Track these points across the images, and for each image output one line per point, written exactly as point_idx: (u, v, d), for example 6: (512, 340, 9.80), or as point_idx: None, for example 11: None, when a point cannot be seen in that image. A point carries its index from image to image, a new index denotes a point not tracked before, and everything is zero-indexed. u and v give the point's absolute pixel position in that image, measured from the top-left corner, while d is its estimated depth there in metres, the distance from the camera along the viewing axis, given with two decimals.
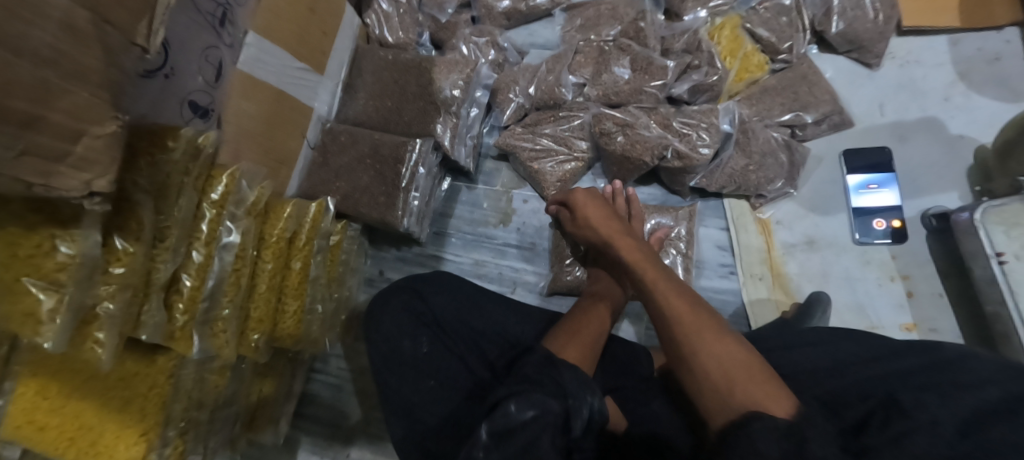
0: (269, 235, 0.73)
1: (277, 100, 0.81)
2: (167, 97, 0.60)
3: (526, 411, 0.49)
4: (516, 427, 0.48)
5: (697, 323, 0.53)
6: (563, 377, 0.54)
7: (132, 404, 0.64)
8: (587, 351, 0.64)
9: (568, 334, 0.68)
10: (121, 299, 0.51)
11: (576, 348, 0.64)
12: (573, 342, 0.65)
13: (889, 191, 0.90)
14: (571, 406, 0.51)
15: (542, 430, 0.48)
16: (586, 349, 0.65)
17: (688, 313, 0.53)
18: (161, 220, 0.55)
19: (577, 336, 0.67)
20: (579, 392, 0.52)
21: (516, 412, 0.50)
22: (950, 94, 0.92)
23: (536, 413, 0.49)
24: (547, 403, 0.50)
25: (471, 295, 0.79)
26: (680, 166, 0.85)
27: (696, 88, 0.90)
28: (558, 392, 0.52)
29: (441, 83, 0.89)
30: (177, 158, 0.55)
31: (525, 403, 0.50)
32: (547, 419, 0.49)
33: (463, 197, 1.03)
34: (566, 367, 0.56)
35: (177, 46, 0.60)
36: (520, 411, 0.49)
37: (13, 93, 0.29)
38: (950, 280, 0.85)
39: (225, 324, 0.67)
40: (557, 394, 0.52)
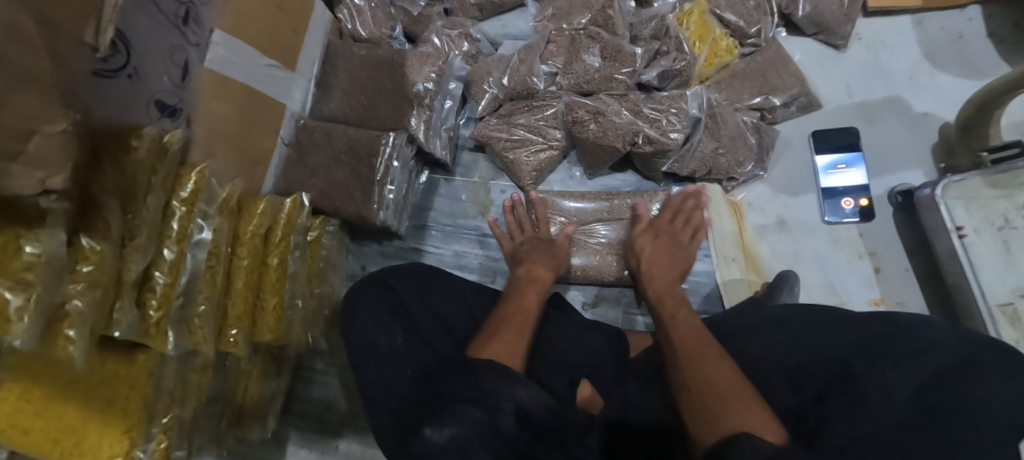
0: (244, 231, 0.74)
1: (247, 98, 0.82)
2: (134, 99, 0.60)
3: (442, 429, 0.54)
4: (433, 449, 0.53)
5: (721, 380, 0.54)
6: (480, 377, 0.58)
7: (114, 404, 0.65)
8: (520, 331, 0.68)
9: (487, 336, 0.66)
10: (90, 297, 0.52)
11: (506, 345, 0.64)
12: (497, 340, 0.64)
13: (856, 170, 0.92)
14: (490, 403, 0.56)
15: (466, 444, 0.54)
16: (515, 344, 0.65)
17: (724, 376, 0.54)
18: (129, 218, 0.56)
19: (502, 332, 0.66)
20: (495, 390, 0.57)
21: (432, 434, 0.54)
22: (915, 73, 0.94)
23: (453, 432, 0.54)
24: (464, 415, 0.55)
25: (436, 283, 0.83)
26: (651, 150, 0.87)
27: (666, 73, 0.92)
28: (476, 396, 0.56)
29: (414, 76, 0.90)
30: (142, 157, 0.56)
31: (442, 423, 0.54)
32: (472, 436, 0.54)
33: (441, 190, 1.04)
34: (482, 365, 0.59)
35: (141, 44, 0.60)
36: (436, 432, 0.54)
37: None
38: (916, 256, 0.88)
39: (202, 321, 0.68)
40: (471, 399, 0.56)
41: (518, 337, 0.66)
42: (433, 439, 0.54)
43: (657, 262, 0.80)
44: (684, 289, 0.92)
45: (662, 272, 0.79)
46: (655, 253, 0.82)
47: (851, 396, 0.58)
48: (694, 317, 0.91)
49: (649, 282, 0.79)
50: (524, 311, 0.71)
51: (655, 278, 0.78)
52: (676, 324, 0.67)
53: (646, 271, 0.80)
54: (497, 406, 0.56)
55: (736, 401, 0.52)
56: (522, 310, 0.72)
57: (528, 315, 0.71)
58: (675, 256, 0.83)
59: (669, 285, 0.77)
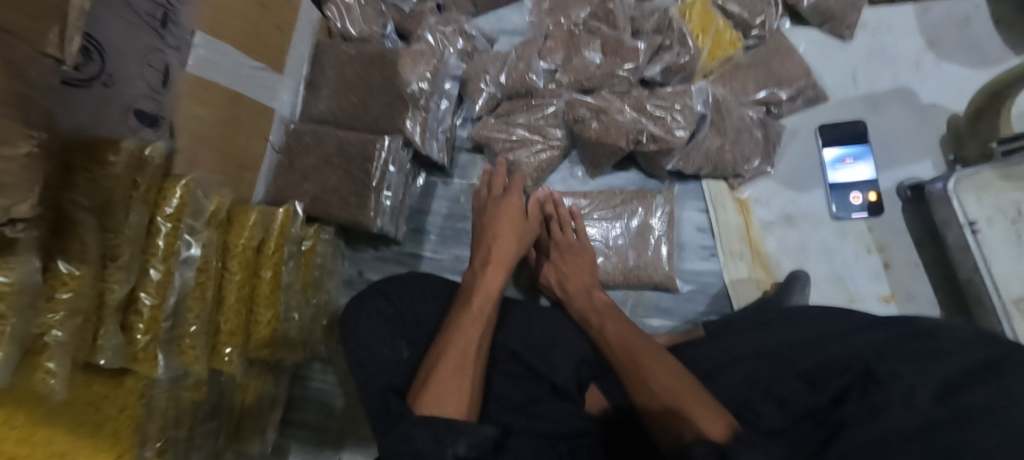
0: (235, 244, 0.70)
1: (232, 103, 0.78)
2: (109, 107, 0.56)
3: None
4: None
5: (676, 385, 0.56)
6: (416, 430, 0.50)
7: (104, 428, 0.59)
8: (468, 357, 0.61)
9: (425, 377, 0.59)
10: (70, 325, 0.49)
11: (441, 389, 0.56)
12: (439, 382, 0.57)
13: (865, 164, 0.90)
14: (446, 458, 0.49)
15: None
16: (457, 369, 0.59)
17: (681, 385, 0.55)
18: (110, 237, 0.53)
19: (444, 366, 0.59)
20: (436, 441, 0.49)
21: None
22: (922, 62, 0.92)
23: None
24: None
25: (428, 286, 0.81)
26: (655, 149, 0.84)
27: (669, 69, 0.89)
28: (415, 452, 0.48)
29: (407, 76, 0.86)
30: (119, 172, 0.53)
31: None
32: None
33: (439, 192, 1.01)
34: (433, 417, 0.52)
35: (113, 47, 0.56)
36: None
37: None
38: (925, 249, 0.86)
39: (194, 340, 0.66)
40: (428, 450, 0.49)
41: (462, 373, 0.59)
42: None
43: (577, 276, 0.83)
44: (690, 289, 0.90)
45: (579, 289, 0.82)
46: (560, 270, 0.85)
47: (870, 398, 0.54)
48: (702, 318, 0.89)
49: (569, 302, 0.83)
50: (463, 337, 0.63)
51: (576, 295, 0.82)
52: (619, 334, 0.70)
53: (565, 292, 0.84)
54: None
55: (691, 404, 0.52)
56: (465, 337, 0.64)
57: (467, 342, 0.63)
58: (578, 258, 0.86)
59: (589, 299, 0.81)
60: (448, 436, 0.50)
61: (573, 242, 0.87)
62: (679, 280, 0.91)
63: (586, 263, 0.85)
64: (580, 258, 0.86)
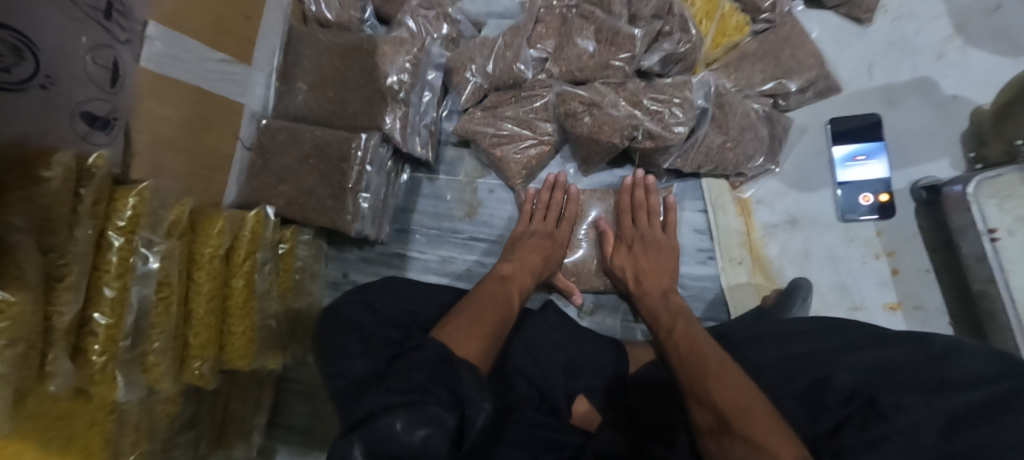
0: (201, 254, 0.67)
1: (197, 99, 0.73)
2: (51, 113, 0.52)
3: (418, 430, 0.44)
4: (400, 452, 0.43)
5: (742, 398, 0.54)
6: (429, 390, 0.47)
7: (73, 444, 0.58)
8: (495, 324, 0.64)
9: (444, 328, 0.60)
10: (10, 355, 0.46)
11: (464, 336, 0.58)
12: (461, 334, 0.59)
13: (878, 162, 0.83)
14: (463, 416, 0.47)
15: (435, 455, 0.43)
16: (484, 341, 0.60)
17: (752, 404, 0.53)
18: (53, 258, 0.49)
19: (470, 328, 0.61)
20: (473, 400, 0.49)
21: (402, 431, 0.43)
22: (946, 50, 0.84)
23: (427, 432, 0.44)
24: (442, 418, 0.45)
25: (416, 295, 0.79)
26: (652, 146, 0.79)
27: (668, 58, 0.82)
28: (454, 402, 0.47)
29: (386, 67, 0.80)
30: (57, 188, 0.48)
31: (415, 419, 0.44)
32: (438, 444, 0.44)
33: (425, 189, 0.96)
34: (464, 368, 0.52)
35: (51, 45, 0.51)
36: (409, 431, 0.43)
37: None
38: (937, 255, 0.80)
39: (159, 357, 0.62)
40: (452, 404, 0.47)
41: (483, 335, 0.61)
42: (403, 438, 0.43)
43: (651, 272, 0.79)
44: (687, 296, 0.86)
45: (657, 286, 0.78)
46: (641, 265, 0.81)
47: (869, 430, 0.52)
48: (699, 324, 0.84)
49: (641, 297, 0.78)
50: (489, 308, 0.66)
51: (650, 291, 0.77)
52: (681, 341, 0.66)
53: (639, 286, 0.79)
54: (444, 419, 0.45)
55: (761, 424, 0.51)
56: (491, 308, 0.67)
57: (498, 313, 0.66)
58: (661, 256, 0.82)
59: (665, 300, 0.75)
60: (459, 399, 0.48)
61: (660, 239, 0.83)
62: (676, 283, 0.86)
63: (670, 262, 0.81)
64: (663, 256, 0.82)
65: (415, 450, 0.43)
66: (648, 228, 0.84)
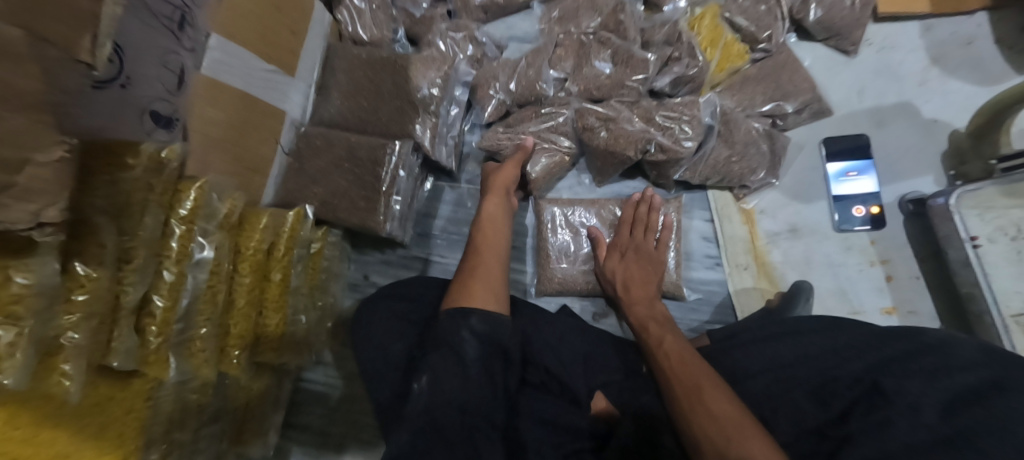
0: (246, 247, 0.71)
1: (245, 105, 0.78)
2: (127, 109, 0.56)
3: (445, 349, 0.64)
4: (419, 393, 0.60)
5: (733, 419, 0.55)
6: (440, 327, 0.67)
7: (108, 430, 0.60)
8: (492, 256, 0.79)
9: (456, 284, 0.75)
10: (85, 328, 0.49)
11: (468, 290, 0.72)
12: (462, 282, 0.74)
13: (868, 177, 0.91)
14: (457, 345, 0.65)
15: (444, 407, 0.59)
16: (491, 289, 0.73)
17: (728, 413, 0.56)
18: (125, 240, 0.53)
19: (468, 274, 0.76)
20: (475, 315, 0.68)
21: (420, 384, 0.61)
22: (926, 78, 0.93)
23: (446, 356, 0.64)
24: (474, 330, 0.67)
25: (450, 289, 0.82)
26: (664, 159, 0.85)
27: (678, 80, 0.90)
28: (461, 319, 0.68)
29: (418, 81, 0.87)
30: (138, 175, 0.53)
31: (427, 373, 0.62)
32: (444, 384, 0.61)
33: (447, 197, 1.01)
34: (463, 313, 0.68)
35: (133, 50, 0.56)
36: (437, 358, 0.63)
37: None
38: (927, 263, 0.87)
39: (203, 343, 0.65)
40: (447, 351, 0.64)
41: (483, 274, 0.75)
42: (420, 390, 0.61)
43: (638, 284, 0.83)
44: (698, 299, 0.91)
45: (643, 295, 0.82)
46: (631, 272, 0.85)
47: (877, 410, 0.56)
48: (707, 327, 0.90)
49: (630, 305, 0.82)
50: (483, 247, 0.80)
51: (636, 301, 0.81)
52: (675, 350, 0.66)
53: (626, 294, 0.83)
54: (462, 339, 0.66)
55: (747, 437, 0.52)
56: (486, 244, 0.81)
57: (493, 241, 0.81)
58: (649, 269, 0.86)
59: (651, 311, 0.79)
60: (466, 317, 0.68)
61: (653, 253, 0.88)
62: (687, 289, 0.91)
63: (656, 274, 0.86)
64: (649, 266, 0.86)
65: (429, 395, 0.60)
66: (643, 240, 0.88)
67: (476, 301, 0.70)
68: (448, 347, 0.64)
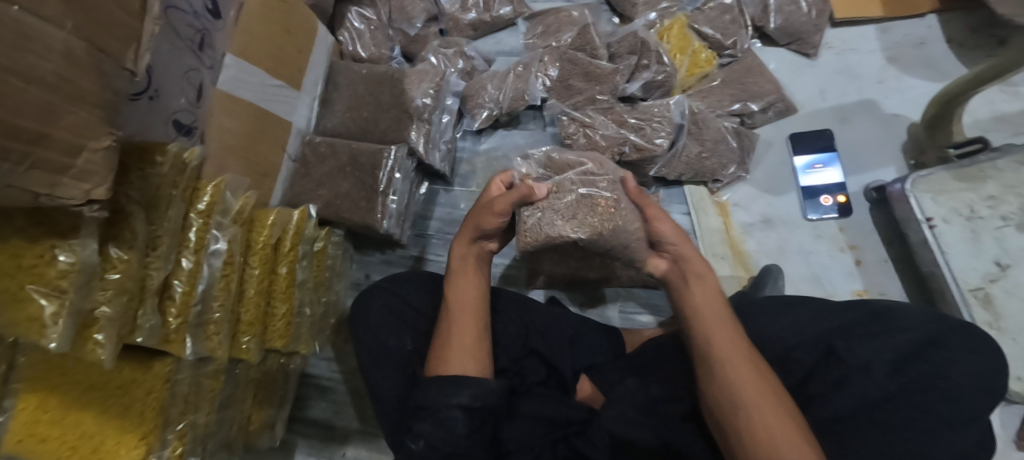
0: (256, 241, 0.78)
1: (257, 116, 0.86)
2: (154, 117, 0.64)
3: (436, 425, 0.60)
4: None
5: (771, 416, 0.51)
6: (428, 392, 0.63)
7: (132, 410, 0.69)
8: (478, 315, 0.70)
9: (444, 343, 0.68)
10: (117, 303, 0.56)
11: (459, 354, 0.66)
12: (450, 348, 0.67)
13: (834, 169, 0.97)
14: (444, 412, 0.61)
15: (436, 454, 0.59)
16: (473, 339, 0.68)
17: (771, 416, 0.51)
18: (152, 229, 0.60)
19: (452, 337, 0.68)
20: (463, 384, 0.62)
21: (411, 447, 0.61)
22: (884, 77, 1.00)
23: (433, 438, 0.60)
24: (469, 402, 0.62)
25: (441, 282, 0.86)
26: (638, 157, 0.92)
27: (648, 85, 0.98)
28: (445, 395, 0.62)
29: (413, 93, 0.95)
30: (166, 172, 0.60)
31: (416, 435, 0.61)
32: (433, 451, 0.59)
33: (441, 199, 1.09)
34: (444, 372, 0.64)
35: (160, 67, 0.65)
36: (428, 435, 0.60)
37: (53, 117, 0.38)
38: (893, 247, 0.93)
39: (217, 327, 0.72)
40: (429, 414, 0.61)
41: (470, 337, 0.68)
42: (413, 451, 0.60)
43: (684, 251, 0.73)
44: None
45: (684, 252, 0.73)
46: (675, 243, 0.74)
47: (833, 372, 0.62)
48: None
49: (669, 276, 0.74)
50: (461, 309, 0.71)
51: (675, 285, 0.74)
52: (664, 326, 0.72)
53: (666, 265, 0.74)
54: (449, 416, 0.60)
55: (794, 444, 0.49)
56: (463, 310, 0.71)
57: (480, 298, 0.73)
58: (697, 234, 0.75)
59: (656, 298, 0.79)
60: (452, 389, 0.62)
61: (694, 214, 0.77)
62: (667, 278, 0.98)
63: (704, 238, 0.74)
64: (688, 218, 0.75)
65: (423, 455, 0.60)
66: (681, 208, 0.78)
67: (456, 362, 0.66)
68: (437, 423, 0.60)
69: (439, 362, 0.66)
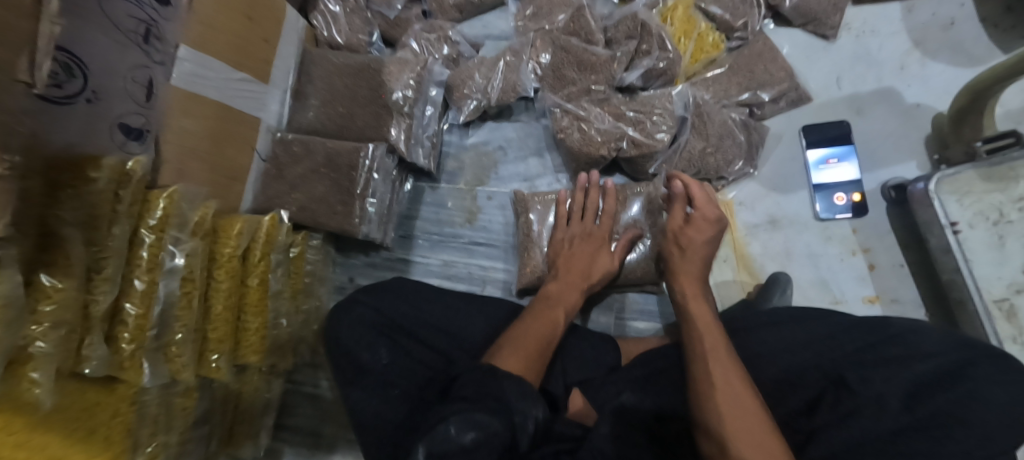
0: (221, 253, 0.72)
1: (220, 115, 0.79)
2: (98, 122, 0.57)
3: (469, 432, 0.49)
4: (455, 451, 0.48)
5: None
6: (505, 392, 0.55)
7: (96, 434, 0.62)
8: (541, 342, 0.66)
9: (508, 342, 0.65)
10: (54, 337, 0.50)
11: (516, 353, 0.63)
12: (515, 348, 0.63)
13: (849, 165, 0.90)
14: (516, 422, 0.53)
15: (488, 452, 0.49)
16: (530, 358, 0.63)
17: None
18: (93, 250, 0.54)
19: (520, 345, 0.64)
20: (521, 406, 0.54)
21: (455, 436, 0.49)
22: (907, 62, 0.91)
23: (477, 436, 0.49)
24: (489, 423, 0.50)
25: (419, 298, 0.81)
26: (637, 154, 0.85)
27: (648, 73, 0.90)
28: (500, 408, 0.53)
29: (392, 85, 0.87)
30: (103, 187, 0.53)
31: (466, 424, 0.50)
32: (489, 444, 0.49)
33: (427, 198, 1.02)
34: (507, 378, 0.57)
35: (97, 65, 0.57)
36: (460, 433, 0.49)
37: None
38: (909, 250, 0.86)
39: (180, 348, 0.66)
40: (499, 412, 0.52)
41: (539, 350, 0.65)
42: (457, 441, 0.49)
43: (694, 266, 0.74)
44: None
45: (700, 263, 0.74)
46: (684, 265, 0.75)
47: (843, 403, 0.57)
48: None
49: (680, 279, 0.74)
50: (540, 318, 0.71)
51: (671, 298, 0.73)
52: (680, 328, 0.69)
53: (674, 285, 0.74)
54: (523, 423, 0.53)
55: None
56: (542, 323, 0.70)
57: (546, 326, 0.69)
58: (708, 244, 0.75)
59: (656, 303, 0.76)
60: (532, 396, 0.56)
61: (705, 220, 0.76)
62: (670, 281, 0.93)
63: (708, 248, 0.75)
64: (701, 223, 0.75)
65: (471, 450, 0.49)
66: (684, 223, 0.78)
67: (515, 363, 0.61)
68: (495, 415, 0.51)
69: (499, 358, 0.62)
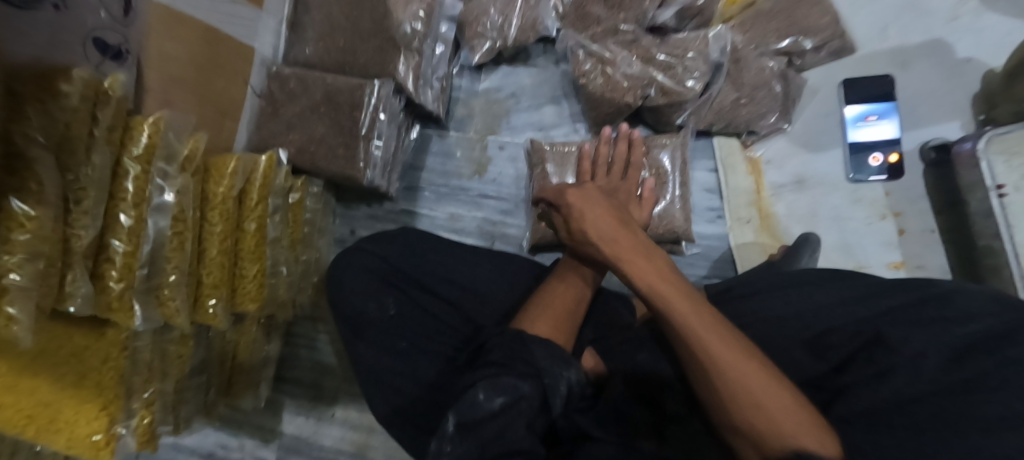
0: (214, 194, 0.66)
1: (208, 40, 0.71)
2: (63, 33, 0.50)
3: (496, 397, 0.46)
4: (485, 418, 0.46)
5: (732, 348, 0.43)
6: (536, 356, 0.51)
7: (87, 379, 0.60)
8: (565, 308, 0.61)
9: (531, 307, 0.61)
10: (32, 270, 0.44)
11: (540, 317, 0.59)
12: (539, 314, 0.59)
13: (889, 122, 0.84)
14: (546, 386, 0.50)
15: (515, 418, 0.46)
16: (560, 320, 0.59)
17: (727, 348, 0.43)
18: (71, 178, 0.48)
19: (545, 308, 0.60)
20: (552, 369, 0.51)
21: (485, 401, 0.46)
22: (961, 12, 0.84)
23: (506, 400, 0.46)
24: (519, 388, 0.47)
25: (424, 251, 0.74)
26: (665, 102, 0.78)
27: (684, 12, 0.82)
28: (533, 373, 0.49)
29: (399, 16, 0.78)
30: (78, 104, 0.46)
31: (494, 389, 0.47)
32: (518, 408, 0.46)
33: (434, 147, 0.96)
34: (537, 342, 0.53)
35: None
36: (489, 399, 0.46)
37: None
38: (943, 216, 0.82)
39: (173, 291, 0.62)
40: (529, 377, 0.49)
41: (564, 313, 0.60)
42: (485, 407, 0.46)
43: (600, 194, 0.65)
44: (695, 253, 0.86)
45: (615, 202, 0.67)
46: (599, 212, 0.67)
47: None
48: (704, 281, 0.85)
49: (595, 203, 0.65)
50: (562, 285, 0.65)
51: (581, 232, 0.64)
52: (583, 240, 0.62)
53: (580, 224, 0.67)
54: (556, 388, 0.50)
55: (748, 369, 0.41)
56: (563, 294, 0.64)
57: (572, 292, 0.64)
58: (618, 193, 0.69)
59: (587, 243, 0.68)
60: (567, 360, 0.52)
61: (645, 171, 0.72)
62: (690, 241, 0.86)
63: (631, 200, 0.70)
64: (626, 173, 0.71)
65: (497, 415, 0.46)
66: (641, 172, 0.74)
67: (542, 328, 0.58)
68: (524, 379, 0.48)
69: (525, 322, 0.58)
